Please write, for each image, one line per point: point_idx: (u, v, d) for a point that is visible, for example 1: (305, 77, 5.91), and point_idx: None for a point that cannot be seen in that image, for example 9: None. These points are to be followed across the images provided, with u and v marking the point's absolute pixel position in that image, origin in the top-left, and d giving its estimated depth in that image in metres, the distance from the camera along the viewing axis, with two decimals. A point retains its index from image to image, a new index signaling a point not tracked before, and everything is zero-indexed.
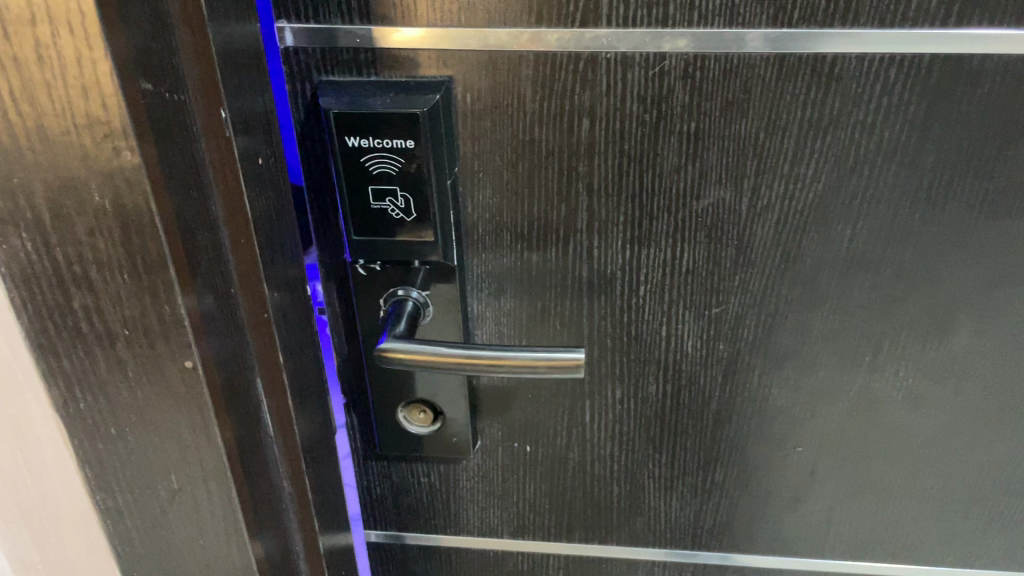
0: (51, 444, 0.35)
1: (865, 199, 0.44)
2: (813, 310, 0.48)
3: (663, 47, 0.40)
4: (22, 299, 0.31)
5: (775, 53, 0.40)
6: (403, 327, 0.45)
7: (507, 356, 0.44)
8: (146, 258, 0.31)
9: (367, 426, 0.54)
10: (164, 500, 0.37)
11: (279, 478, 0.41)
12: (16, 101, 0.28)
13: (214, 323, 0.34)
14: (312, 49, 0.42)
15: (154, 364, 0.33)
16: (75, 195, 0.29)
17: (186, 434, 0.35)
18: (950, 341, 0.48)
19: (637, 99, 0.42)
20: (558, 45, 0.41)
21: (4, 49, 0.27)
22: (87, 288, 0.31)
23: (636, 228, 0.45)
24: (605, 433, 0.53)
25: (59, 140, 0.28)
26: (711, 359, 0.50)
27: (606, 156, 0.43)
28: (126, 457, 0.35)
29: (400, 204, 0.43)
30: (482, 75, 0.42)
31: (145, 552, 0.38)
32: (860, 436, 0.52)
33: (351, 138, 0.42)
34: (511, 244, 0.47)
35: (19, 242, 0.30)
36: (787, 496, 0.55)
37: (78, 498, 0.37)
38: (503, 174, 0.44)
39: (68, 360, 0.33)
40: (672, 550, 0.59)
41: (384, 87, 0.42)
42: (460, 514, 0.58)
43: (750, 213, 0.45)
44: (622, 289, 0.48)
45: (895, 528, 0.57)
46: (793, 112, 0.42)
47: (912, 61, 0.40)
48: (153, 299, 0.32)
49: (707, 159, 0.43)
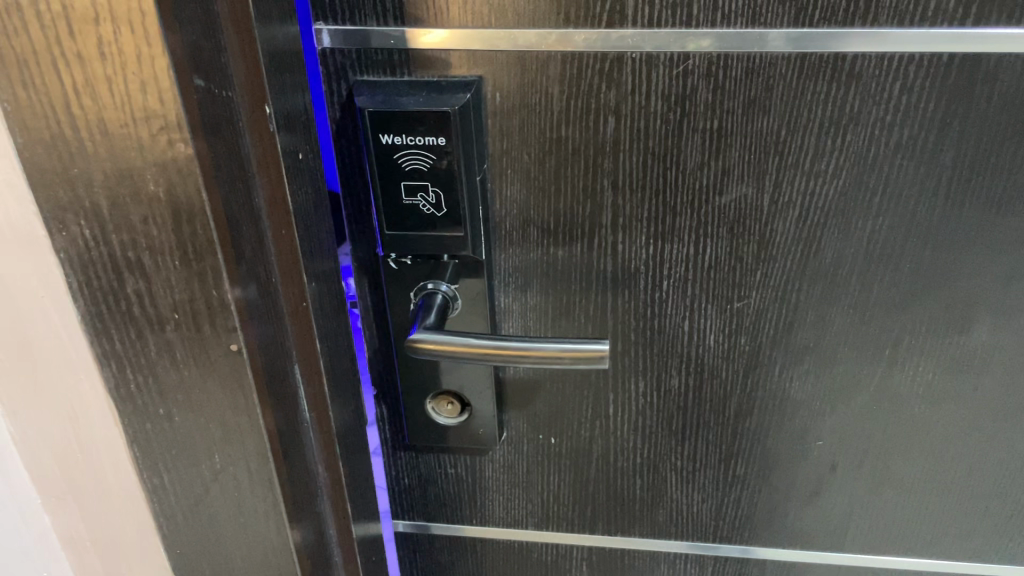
0: (102, 422, 0.37)
1: (885, 195, 0.45)
2: (834, 304, 0.48)
3: (686, 46, 0.42)
4: (79, 284, 0.33)
5: (796, 52, 0.41)
6: (433, 319, 0.47)
7: (534, 347, 0.45)
8: (196, 245, 0.32)
9: (397, 417, 0.56)
10: (208, 476, 0.39)
11: (315, 462, 0.43)
12: (79, 94, 0.29)
13: (258, 309, 0.36)
14: (348, 50, 0.43)
15: (201, 346, 0.35)
16: (132, 184, 0.31)
17: (230, 414, 0.37)
18: (970, 336, 0.49)
19: (662, 97, 0.43)
20: (585, 45, 0.42)
21: (68, 46, 0.29)
22: (140, 273, 0.33)
23: (659, 223, 0.47)
24: (628, 426, 0.54)
25: (118, 132, 0.30)
26: (733, 352, 0.51)
27: (631, 153, 0.45)
28: (173, 434, 0.38)
29: (431, 200, 0.45)
30: (512, 74, 0.43)
31: (188, 526, 0.41)
32: (880, 429, 0.53)
33: (384, 135, 0.43)
34: (537, 239, 0.48)
35: (78, 230, 0.32)
36: (808, 489, 0.56)
37: (126, 476, 0.39)
38: (531, 171, 0.46)
39: (120, 342, 0.35)
40: (694, 543, 0.60)
41: (416, 86, 0.43)
42: (486, 505, 0.60)
43: (771, 209, 0.46)
44: (645, 283, 0.49)
45: (916, 521, 0.57)
46: (814, 109, 0.43)
47: (931, 60, 0.41)
48: (202, 284, 0.33)
49: (730, 156, 0.44)
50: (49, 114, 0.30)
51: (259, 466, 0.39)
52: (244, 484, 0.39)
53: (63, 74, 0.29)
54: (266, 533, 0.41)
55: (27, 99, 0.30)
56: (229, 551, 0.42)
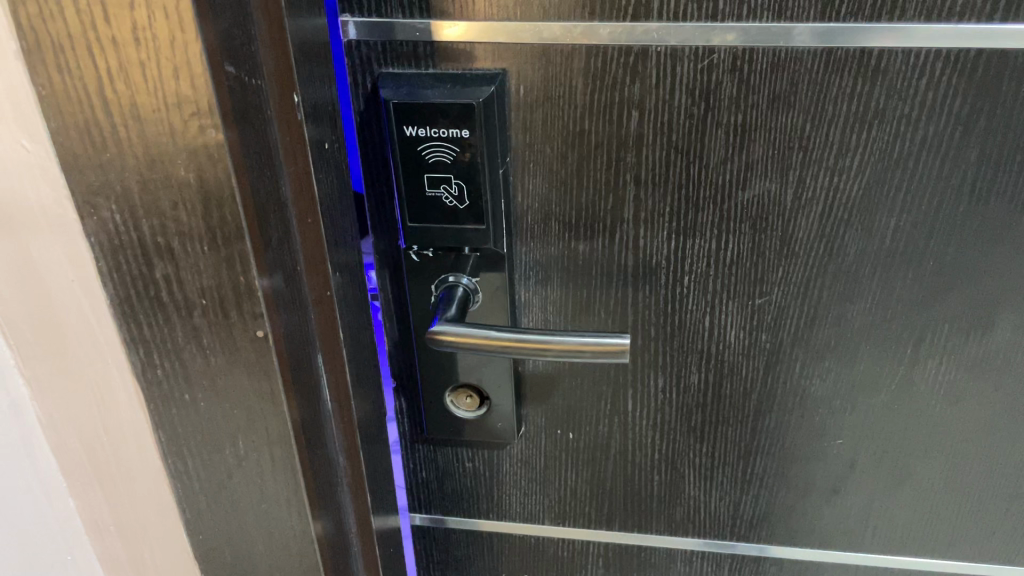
0: (127, 407, 0.38)
1: (909, 191, 0.45)
2: (855, 302, 0.48)
3: (711, 41, 0.42)
4: (108, 268, 0.34)
5: (822, 47, 0.41)
6: (454, 311, 0.47)
7: (555, 340, 0.45)
8: (225, 230, 0.33)
9: (415, 409, 0.56)
10: (231, 462, 0.39)
11: (336, 452, 0.43)
12: (113, 79, 0.30)
13: (284, 297, 0.36)
14: (373, 42, 0.44)
15: (228, 332, 0.35)
16: (163, 170, 0.31)
17: (254, 401, 0.37)
18: (992, 335, 0.49)
19: (686, 91, 0.43)
20: (610, 38, 0.42)
21: (103, 31, 0.29)
22: (169, 258, 0.34)
23: (681, 219, 0.47)
24: (647, 421, 0.54)
25: (150, 117, 0.30)
26: (753, 349, 0.51)
27: (654, 147, 0.45)
28: (198, 419, 0.38)
29: (454, 192, 0.45)
30: (536, 67, 0.43)
31: (211, 512, 0.41)
32: (900, 429, 0.53)
33: (408, 127, 0.43)
34: (559, 233, 0.48)
35: (108, 214, 0.32)
36: (827, 488, 0.56)
37: (151, 461, 0.40)
38: (553, 164, 0.46)
39: (148, 327, 0.35)
40: (710, 541, 0.60)
41: (441, 79, 0.43)
42: (503, 499, 0.60)
43: (794, 205, 0.46)
44: (666, 279, 0.49)
45: (934, 522, 0.57)
46: (839, 104, 0.43)
47: (957, 56, 0.41)
48: (230, 269, 0.33)
49: (753, 151, 0.44)
50: (82, 98, 0.30)
51: (283, 454, 0.39)
52: (267, 471, 0.39)
53: (97, 58, 0.29)
54: (288, 520, 0.41)
55: (61, 84, 0.30)
56: (251, 539, 0.42)
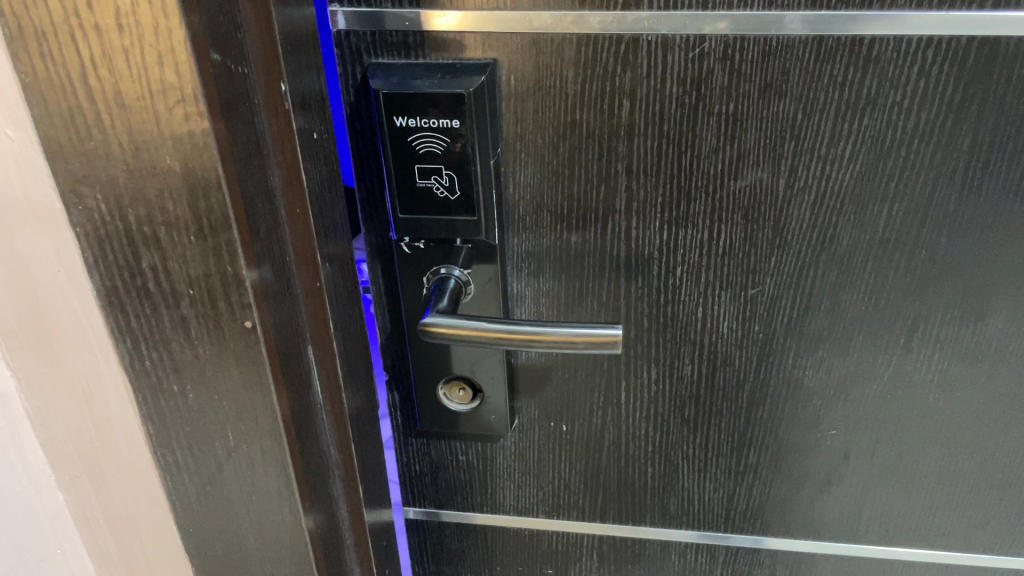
0: (114, 399, 0.38)
1: (901, 181, 0.44)
2: (848, 291, 0.48)
3: (703, 29, 0.41)
4: (94, 258, 0.34)
5: (813, 35, 0.41)
6: (446, 302, 0.47)
7: (547, 332, 0.44)
8: (212, 219, 0.32)
9: (408, 403, 0.56)
10: (221, 453, 0.39)
11: (328, 444, 0.43)
12: (96, 66, 0.30)
13: (273, 289, 0.36)
14: (364, 32, 0.43)
15: (216, 323, 0.35)
16: (148, 157, 0.31)
17: (243, 392, 0.37)
18: (985, 325, 0.49)
19: (677, 80, 0.43)
20: (600, 27, 0.42)
21: (86, 18, 0.29)
22: (155, 248, 0.33)
23: (673, 209, 0.47)
24: (641, 413, 0.54)
25: (134, 105, 0.30)
26: (746, 340, 0.51)
27: (646, 138, 0.45)
28: (187, 411, 0.38)
29: (445, 182, 0.44)
30: (527, 57, 0.43)
31: (200, 504, 0.41)
32: (893, 419, 0.53)
33: (399, 117, 0.43)
34: (551, 224, 0.48)
35: (94, 203, 0.32)
36: (821, 478, 0.56)
37: (140, 455, 0.39)
38: (545, 155, 0.46)
39: (136, 318, 0.35)
40: (705, 533, 0.60)
41: (430, 69, 0.43)
42: (496, 492, 0.60)
43: (786, 194, 0.45)
44: (658, 270, 0.49)
45: (928, 511, 0.57)
46: (831, 93, 0.42)
47: (950, 44, 0.41)
48: (217, 259, 0.33)
49: (745, 141, 0.44)
50: (66, 86, 0.30)
51: (273, 445, 0.39)
52: (257, 463, 0.39)
53: (81, 44, 0.29)
54: (279, 513, 0.41)
55: (45, 71, 0.30)
56: (242, 532, 0.42)
